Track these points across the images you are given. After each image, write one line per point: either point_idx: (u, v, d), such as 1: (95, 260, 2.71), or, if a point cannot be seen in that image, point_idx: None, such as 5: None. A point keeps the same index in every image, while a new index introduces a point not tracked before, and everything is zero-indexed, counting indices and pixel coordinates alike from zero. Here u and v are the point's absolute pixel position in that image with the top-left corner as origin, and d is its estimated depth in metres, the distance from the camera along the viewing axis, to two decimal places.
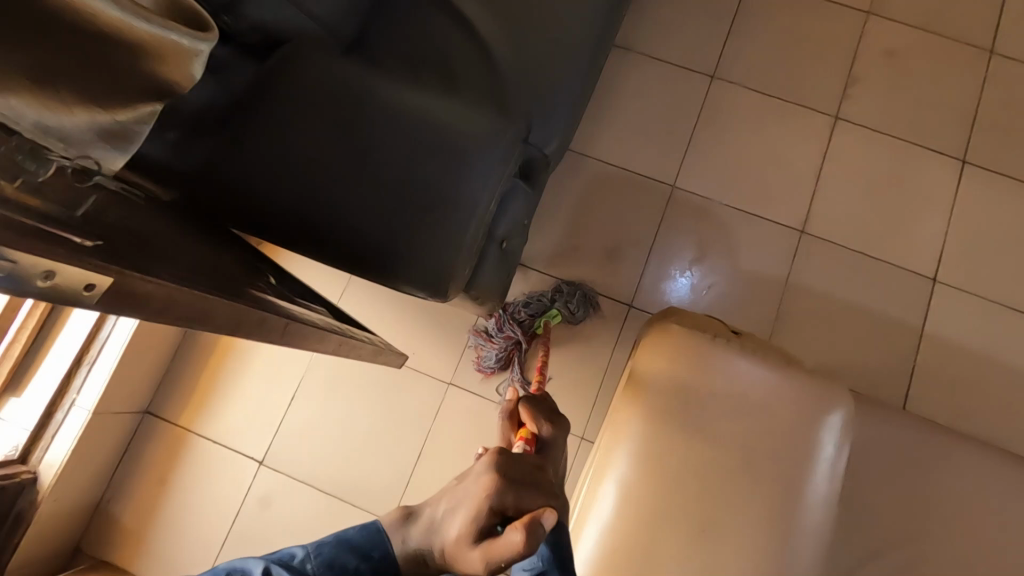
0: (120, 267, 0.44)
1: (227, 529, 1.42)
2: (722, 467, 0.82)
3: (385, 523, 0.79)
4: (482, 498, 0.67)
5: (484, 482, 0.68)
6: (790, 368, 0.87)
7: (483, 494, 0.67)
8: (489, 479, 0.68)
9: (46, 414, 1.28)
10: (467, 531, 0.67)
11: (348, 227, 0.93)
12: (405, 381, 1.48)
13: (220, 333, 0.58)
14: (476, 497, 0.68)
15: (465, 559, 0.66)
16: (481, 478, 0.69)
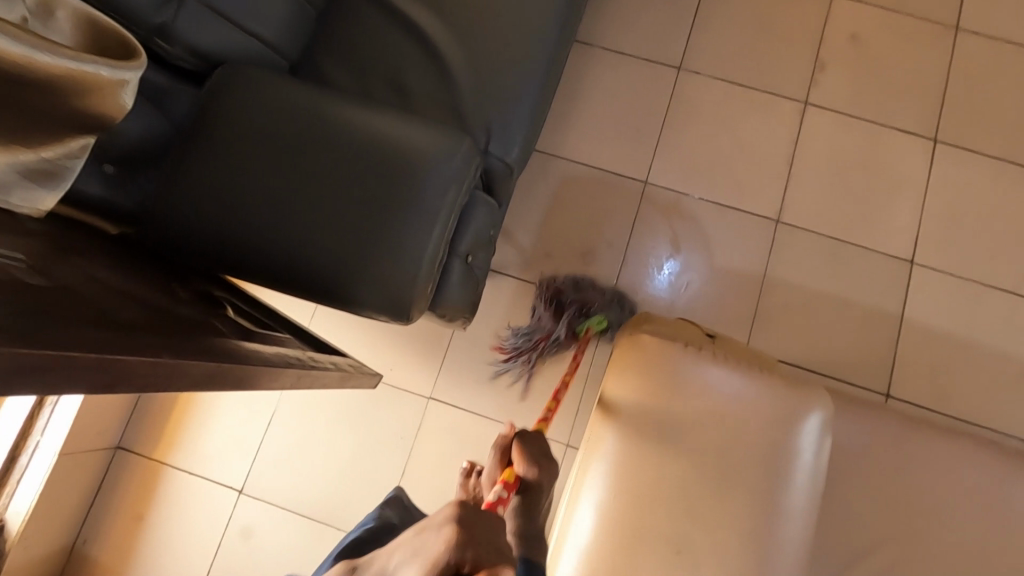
0: (9, 342, 0.40)
1: (211, 562, 1.40)
2: (697, 482, 0.81)
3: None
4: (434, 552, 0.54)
5: (439, 542, 0.55)
6: (764, 374, 0.85)
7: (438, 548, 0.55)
8: (449, 527, 0.56)
9: (10, 459, 1.24)
10: None
11: (300, 255, 0.89)
12: (383, 398, 1.45)
13: (146, 390, 0.54)
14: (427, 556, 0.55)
15: None
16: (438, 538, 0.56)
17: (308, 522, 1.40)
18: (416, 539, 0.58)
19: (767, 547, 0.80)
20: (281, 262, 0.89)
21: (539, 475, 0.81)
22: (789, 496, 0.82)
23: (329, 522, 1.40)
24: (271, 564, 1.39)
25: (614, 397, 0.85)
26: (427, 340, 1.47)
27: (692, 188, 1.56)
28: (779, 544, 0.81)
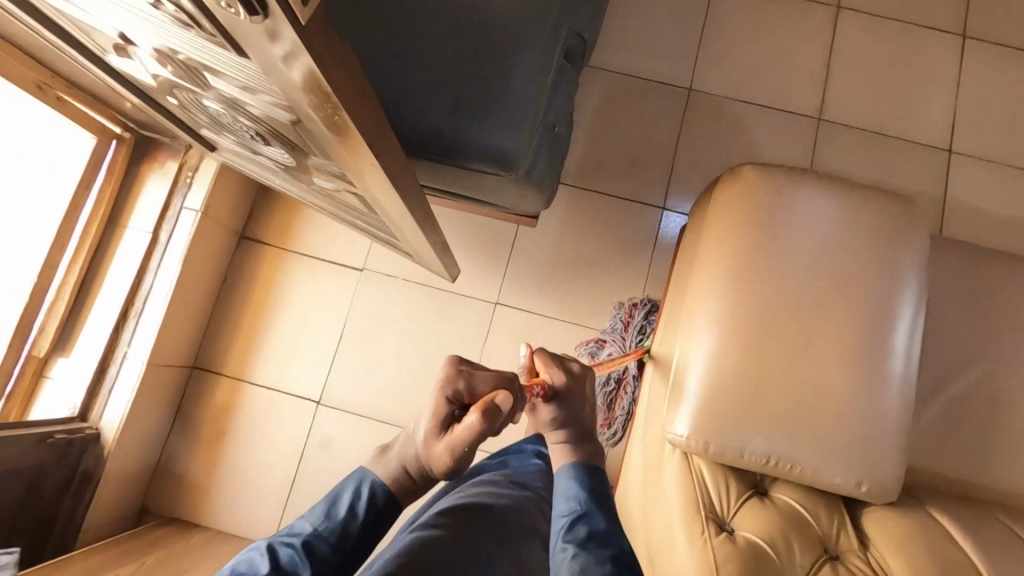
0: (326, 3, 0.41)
1: (294, 472, 1.43)
2: (817, 293, 0.82)
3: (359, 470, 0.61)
4: (439, 397, 0.61)
5: (445, 388, 0.62)
6: (868, 194, 0.87)
7: (444, 388, 0.62)
8: (450, 366, 0.63)
9: (100, 370, 1.27)
10: (432, 424, 0.60)
11: (412, 109, 0.90)
12: (451, 306, 1.48)
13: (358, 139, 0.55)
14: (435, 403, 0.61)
15: (433, 454, 0.59)
16: (442, 384, 0.62)
17: (386, 429, 1.44)
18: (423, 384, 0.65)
19: (892, 354, 0.80)
20: (393, 117, 0.90)
21: (567, 377, 0.74)
22: (908, 305, 0.82)
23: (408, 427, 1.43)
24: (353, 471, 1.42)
25: (724, 227, 0.87)
26: (488, 250, 1.50)
27: (734, 92, 1.59)
28: (901, 352, 0.81)
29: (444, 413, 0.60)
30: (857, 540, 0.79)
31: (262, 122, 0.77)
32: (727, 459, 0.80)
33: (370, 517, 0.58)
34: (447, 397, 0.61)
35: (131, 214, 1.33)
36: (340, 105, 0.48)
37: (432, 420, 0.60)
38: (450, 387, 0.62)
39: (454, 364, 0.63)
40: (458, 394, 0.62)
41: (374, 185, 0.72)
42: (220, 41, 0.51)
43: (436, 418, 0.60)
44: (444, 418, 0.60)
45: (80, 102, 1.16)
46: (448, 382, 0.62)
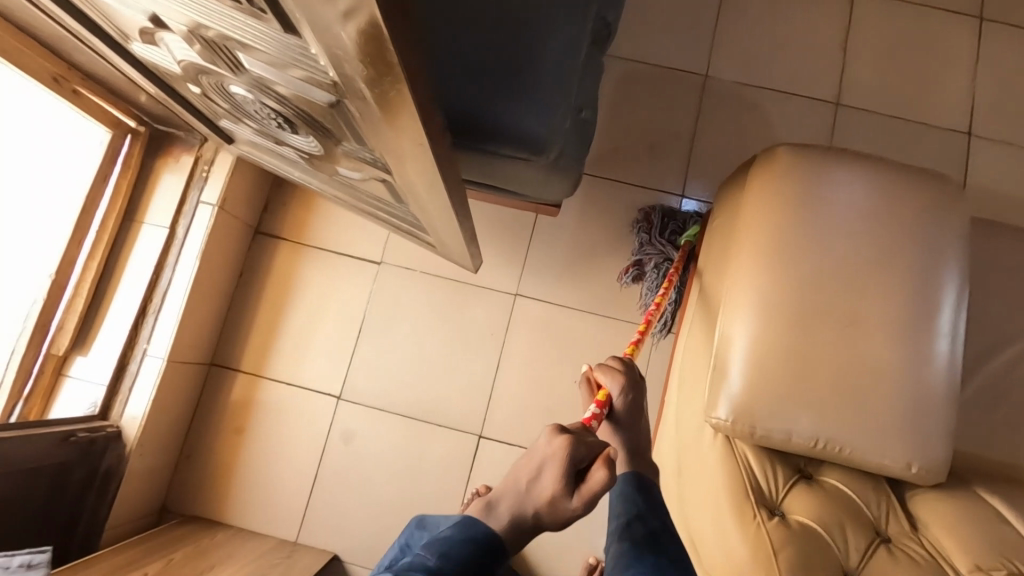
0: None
1: (317, 467, 1.42)
2: (859, 274, 0.81)
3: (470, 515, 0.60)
4: (552, 482, 0.59)
5: (553, 461, 0.60)
6: (902, 175, 0.86)
7: (549, 461, 0.60)
8: (561, 437, 0.61)
9: (120, 367, 1.26)
10: (555, 488, 0.59)
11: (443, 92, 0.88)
12: (471, 298, 1.47)
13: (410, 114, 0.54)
14: (543, 489, 0.59)
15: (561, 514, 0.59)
16: (549, 457, 0.60)
17: (408, 423, 1.42)
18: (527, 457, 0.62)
19: (934, 332, 0.80)
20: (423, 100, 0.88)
21: (626, 386, 0.79)
22: (948, 284, 0.82)
23: (430, 421, 1.42)
24: (375, 465, 1.41)
25: (760, 209, 0.86)
26: (507, 240, 1.49)
27: (751, 78, 1.58)
28: (944, 330, 0.80)
29: (565, 472, 0.60)
30: (908, 521, 0.78)
31: (293, 106, 0.76)
32: (772, 443, 0.79)
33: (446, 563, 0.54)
34: (554, 470, 0.60)
35: (147, 208, 1.31)
36: (402, 79, 0.48)
37: (529, 508, 0.59)
38: (555, 461, 0.60)
39: (564, 439, 0.61)
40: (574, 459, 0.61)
41: (414, 168, 0.71)
42: (268, 15, 0.51)
43: (557, 482, 0.59)
44: (552, 502, 0.59)
45: (96, 95, 1.15)
46: (554, 456, 0.60)
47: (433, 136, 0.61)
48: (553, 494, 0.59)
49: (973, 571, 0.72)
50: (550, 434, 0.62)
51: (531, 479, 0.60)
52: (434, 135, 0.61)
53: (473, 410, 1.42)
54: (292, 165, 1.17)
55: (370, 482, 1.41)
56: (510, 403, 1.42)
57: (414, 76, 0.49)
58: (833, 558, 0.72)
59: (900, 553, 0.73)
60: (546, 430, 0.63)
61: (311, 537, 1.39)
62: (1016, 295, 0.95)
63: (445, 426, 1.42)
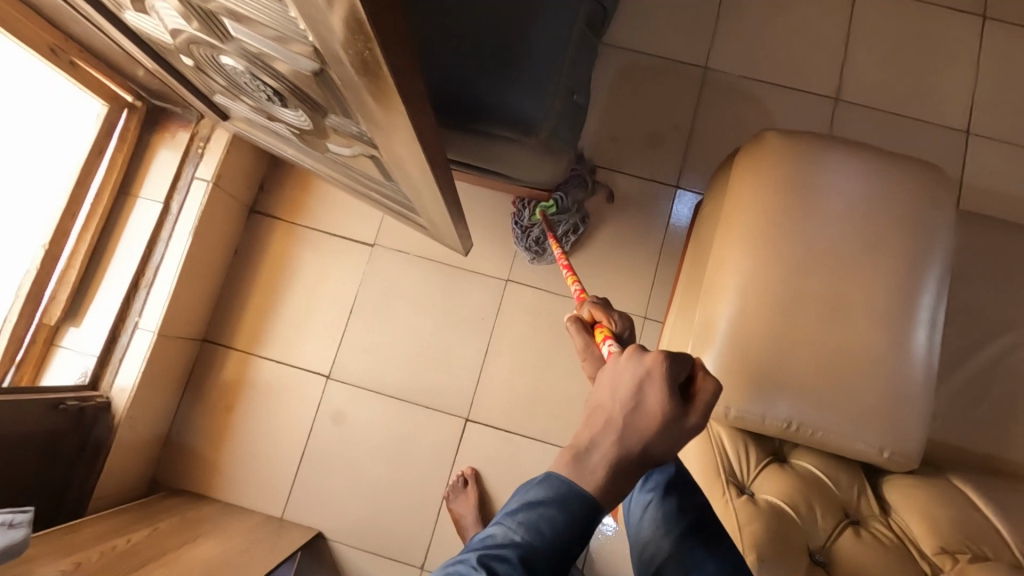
0: None
1: (305, 445, 1.43)
2: (839, 260, 0.81)
3: (547, 480, 0.55)
4: (660, 401, 0.52)
5: (653, 380, 0.53)
6: (890, 163, 0.86)
7: (647, 387, 0.53)
8: (652, 355, 0.54)
9: (111, 339, 1.27)
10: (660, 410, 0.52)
11: (438, 72, 0.88)
12: (462, 282, 1.47)
13: (386, 80, 0.54)
14: (649, 412, 0.53)
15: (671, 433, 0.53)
16: (647, 378, 0.53)
17: (396, 404, 1.43)
18: (610, 378, 0.55)
19: (914, 320, 0.80)
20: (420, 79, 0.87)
21: (628, 326, 0.76)
22: (931, 271, 0.82)
23: (417, 403, 1.43)
24: (363, 445, 1.42)
25: (747, 190, 0.86)
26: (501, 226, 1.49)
27: (750, 71, 1.57)
28: (924, 319, 0.81)
29: (669, 390, 0.53)
30: (878, 507, 0.78)
31: (279, 78, 0.76)
32: (747, 425, 0.79)
33: (529, 530, 0.54)
34: (659, 391, 0.53)
35: (142, 183, 1.33)
36: (373, 39, 0.48)
37: (639, 433, 0.53)
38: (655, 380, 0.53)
39: (659, 353, 0.54)
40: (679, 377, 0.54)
41: (397, 141, 0.71)
42: None
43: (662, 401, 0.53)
44: (665, 420, 0.52)
45: (93, 68, 1.16)
46: (652, 371, 0.53)
47: (413, 103, 0.61)
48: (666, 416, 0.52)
49: (939, 554, 0.72)
50: (634, 354, 0.55)
51: (630, 408, 0.53)
52: (414, 102, 0.62)
53: (460, 393, 1.43)
54: (286, 142, 1.18)
55: (356, 461, 1.42)
56: (498, 388, 1.43)
57: (386, 39, 0.49)
58: (800, 534, 0.72)
59: (866, 534, 0.73)
60: (625, 353, 0.55)
61: (297, 513, 1.40)
62: (1000, 288, 0.95)
63: (432, 408, 1.43)
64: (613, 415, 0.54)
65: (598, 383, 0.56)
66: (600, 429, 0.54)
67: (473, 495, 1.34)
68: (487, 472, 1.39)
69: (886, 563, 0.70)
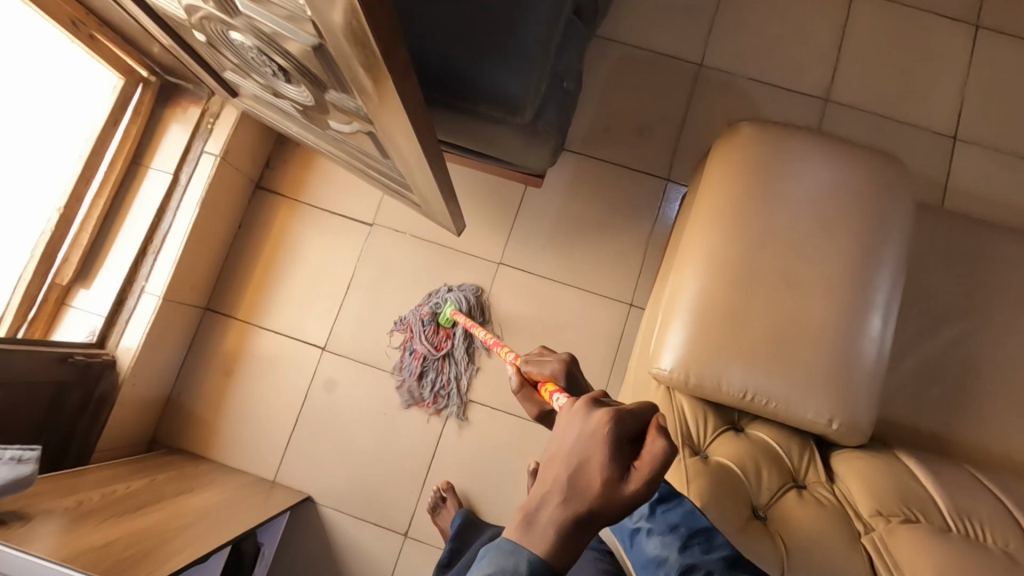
0: None
1: (299, 412, 1.49)
2: (802, 244, 0.86)
3: (513, 538, 0.48)
4: (602, 461, 0.48)
5: (601, 438, 0.49)
6: (854, 155, 0.91)
7: (591, 446, 0.49)
8: (602, 411, 0.50)
9: (118, 302, 1.34)
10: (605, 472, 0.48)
11: (432, 52, 0.93)
12: (455, 262, 1.53)
13: (375, 55, 0.59)
14: (595, 472, 0.48)
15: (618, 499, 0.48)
16: (594, 434, 0.49)
17: (387, 376, 1.49)
18: (559, 436, 0.51)
19: (869, 304, 0.85)
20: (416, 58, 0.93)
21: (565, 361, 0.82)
22: (889, 258, 0.87)
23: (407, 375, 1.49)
24: (354, 414, 1.48)
25: (719, 174, 0.91)
26: (495, 211, 1.55)
27: (744, 70, 1.62)
28: (880, 305, 0.85)
29: (616, 449, 0.49)
30: (824, 474, 0.84)
31: (283, 52, 0.82)
32: (706, 393, 0.84)
33: None
34: (607, 454, 0.49)
35: (154, 155, 1.39)
36: (362, 14, 0.53)
37: (582, 498, 0.48)
38: (599, 441, 0.49)
39: (605, 414, 0.50)
40: (629, 435, 0.50)
41: (387, 115, 0.76)
42: None
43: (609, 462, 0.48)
44: (608, 485, 0.48)
45: (111, 42, 1.23)
46: (598, 430, 0.49)
47: (401, 77, 0.66)
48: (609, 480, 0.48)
49: (874, 515, 0.77)
50: (584, 408, 0.51)
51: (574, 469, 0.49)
52: (402, 76, 0.66)
53: None
54: (291, 120, 1.23)
55: (347, 430, 1.48)
56: (485, 367, 1.48)
57: (373, 12, 0.54)
58: (744, 491, 0.77)
59: (809, 496, 0.79)
60: (576, 407, 0.52)
61: (288, 477, 1.46)
62: (961, 280, 1.00)
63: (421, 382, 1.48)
64: (556, 476, 0.49)
65: (551, 441, 0.52)
66: (545, 492, 0.49)
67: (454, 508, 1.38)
68: (472, 446, 1.45)
69: (825, 519, 0.76)
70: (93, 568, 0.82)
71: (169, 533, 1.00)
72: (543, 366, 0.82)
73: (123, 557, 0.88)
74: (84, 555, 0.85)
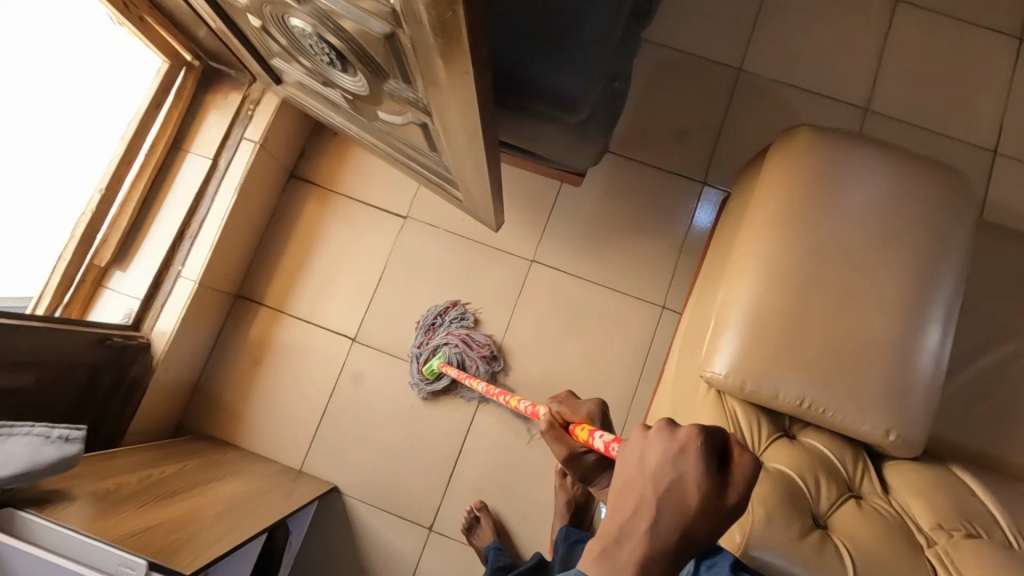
0: None
1: (326, 402, 1.49)
2: (860, 253, 0.85)
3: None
4: (695, 475, 0.45)
5: (689, 454, 0.46)
6: (915, 166, 0.90)
7: (681, 463, 0.46)
8: (686, 425, 0.47)
9: (155, 285, 1.34)
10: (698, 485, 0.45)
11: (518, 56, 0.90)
12: (488, 258, 1.52)
13: (466, 46, 0.58)
14: (689, 490, 0.45)
15: (715, 514, 0.45)
16: (680, 449, 0.46)
17: (416, 370, 1.49)
18: (637, 456, 0.48)
19: (928, 317, 0.84)
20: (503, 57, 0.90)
21: (593, 409, 0.81)
22: (948, 269, 0.86)
23: None
24: (381, 407, 1.48)
25: (776, 181, 0.90)
26: (530, 209, 1.54)
27: (784, 76, 1.61)
28: (938, 317, 0.84)
29: (708, 462, 0.46)
30: (879, 486, 0.83)
31: (347, 40, 0.81)
32: (760, 399, 0.83)
33: None
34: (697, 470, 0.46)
35: (194, 139, 1.38)
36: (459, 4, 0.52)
37: (676, 518, 0.44)
38: (690, 455, 0.46)
39: (696, 425, 0.47)
40: (716, 447, 0.47)
41: (455, 107, 0.75)
42: None
43: (698, 476, 0.45)
44: (707, 501, 0.44)
45: (159, 25, 1.22)
46: (687, 444, 0.46)
47: (480, 70, 0.65)
48: (708, 496, 0.45)
49: (935, 529, 0.76)
50: (664, 426, 0.48)
51: (667, 487, 0.45)
52: (481, 70, 0.65)
53: None
54: (336, 109, 1.23)
55: (375, 422, 1.47)
56: (515, 363, 1.48)
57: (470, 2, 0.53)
58: (805, 502, 0.77)
59: (867, 506, 0.79)
60: (653, 425, 0.49)
61: (314, 467, 1.46)
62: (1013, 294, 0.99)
63: (450, 376, 1.48)
64: (644, 496, 0.46)
65: (624, 461, 0.49)
66: (632, 513, 0.46)
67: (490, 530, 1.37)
68: (499, 443, 1.45)
69: (886, 532, 0.75)
70: (143, 551, 0.82)
71: (206, 519, 1.00)
72: (577, 411, 0.82)
73: (167, 541, 0.88)
74: (131, 538, 0.84)
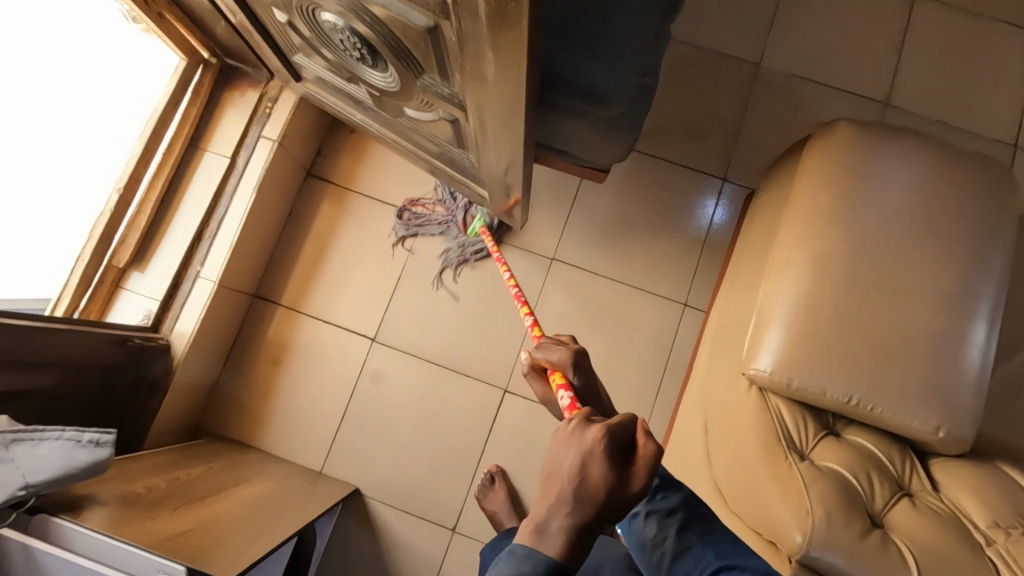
0: None
1: (346, 403, 1.47)
2: (902, 249, 0.84)
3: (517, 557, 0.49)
4: (603, 471, 0.51)
5: (597, 453, 0.51)
6: (956, 159, 0.89)
7: (592, 459, 0.51)
8: (596, 426, 0.53)
9: (173, 286, 1.32)
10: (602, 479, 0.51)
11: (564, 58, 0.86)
12: (508, 255, 1.51)
13: (525, 36, 0.57)
14: (596, 484, 0.51)
15: (615, 502, 0.51)
16: (590, 449, 0.51)
17: (437, 369, 1.47)
18: (555, 453, 0.53)
19: (972, 313, 0.83)
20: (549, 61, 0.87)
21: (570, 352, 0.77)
22: (991, 264, 0.85)
23: (456, 368, 1.47)
24: (402, 407, 1.46)
25: (815, 177, 0.89)
26: (549, 205, 1.53)
27: (803, 71, 1.60)
28: (982, 313, 0.83)
29: (610, 458, 0.52)
30: (930, 483, 0.83)
31: (384, 34, 0.80)
32: (804, 397, 0.83)
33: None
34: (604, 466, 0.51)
35: (212, 138, 1.37)
36: None
37: (583, 511, 0.50)
38: (599, 453, 0.52)
39: (603, 424, 0.53)
40: (620, 445, 0.53)
41: (497, 100, 0.74)
42: None
43: (604, 471, 0.51)
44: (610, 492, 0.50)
45: (178, 22, 1.20)
46: (596, 443, 0.52)
47: (531, 61, 0.63)
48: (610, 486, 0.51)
49: (992, 527, 0.77)
50: (579, 425, 0.54)
51: (577, 482, 0.51)
52: (531, 61, 0.63)
53: (500, 363, 1.47)
54: (359, 106, 1.21)
55: (396, 422, 1.46)
56: None
57: None
58: (861, 500, 0.78)
59: (922, 504, 0.79)
60: (569, 424, 0.54)
61: (335, 468, 1.45)
62: None
63: (470, 375, 1.46)
64: (559, 487, 0.51)
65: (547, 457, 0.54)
66: (548, 503, 0.51)
67: (502, 492, 1.35)
68: (521, 442, 1.43)
69: (942, 529, 0.76)
70: (180, 556, 0.80)
71: (236, 522, 0.98)
72: (551, 357, 0.78)
73: (201, 545, 0.86)
74: (166, 544, 0.83)
